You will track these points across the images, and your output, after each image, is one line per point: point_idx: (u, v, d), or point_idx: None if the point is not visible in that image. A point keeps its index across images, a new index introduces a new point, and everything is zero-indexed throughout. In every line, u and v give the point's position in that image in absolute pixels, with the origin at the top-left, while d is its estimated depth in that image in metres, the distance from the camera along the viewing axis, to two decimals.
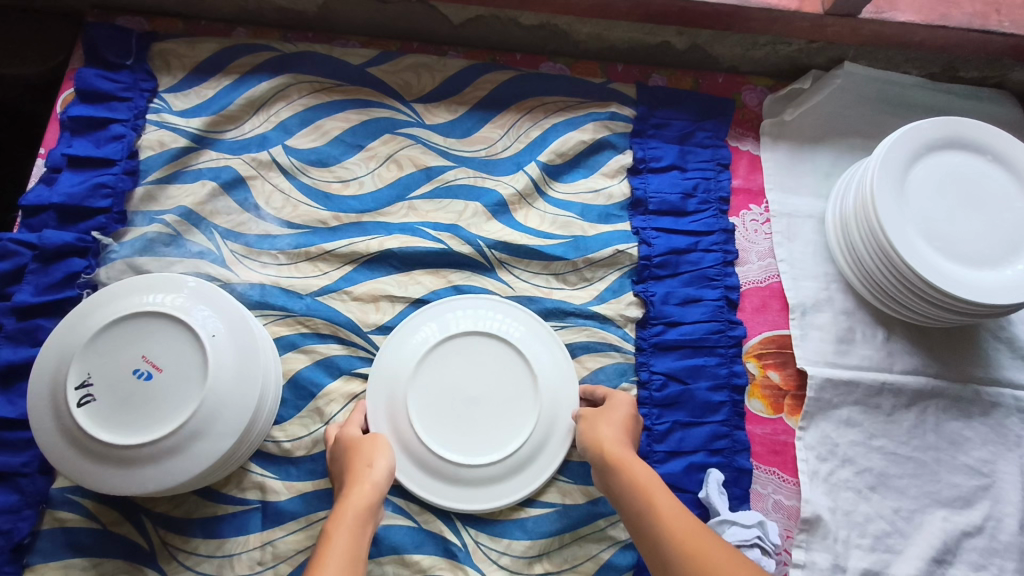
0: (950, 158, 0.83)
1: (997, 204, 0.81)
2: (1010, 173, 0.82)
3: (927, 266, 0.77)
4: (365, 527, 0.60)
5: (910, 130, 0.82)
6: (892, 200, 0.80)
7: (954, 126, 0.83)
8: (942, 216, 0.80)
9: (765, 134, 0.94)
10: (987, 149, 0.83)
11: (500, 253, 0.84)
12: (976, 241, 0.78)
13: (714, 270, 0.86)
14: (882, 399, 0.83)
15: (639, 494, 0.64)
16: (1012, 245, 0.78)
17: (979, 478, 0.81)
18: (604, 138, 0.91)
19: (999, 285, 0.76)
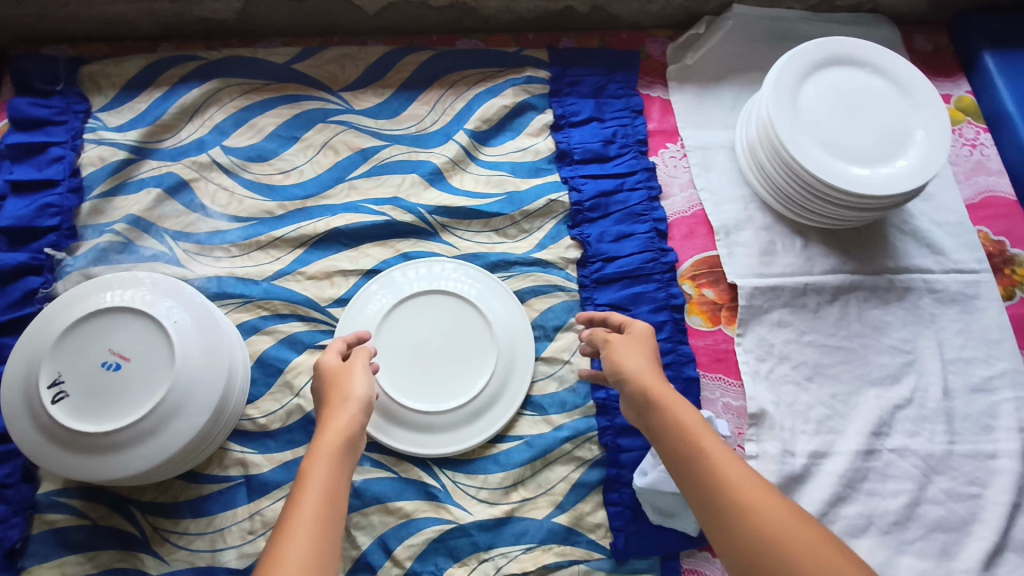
0: (835, 74, 0.90)
1: (880, 109, 0.88)
2: (890, 79, 0.89)
3: (827, 173, 0.83)
4: (344, 459, 0.58)
5: (795, 54, 0.89)
6: (789, 118, 0.86)
7: (835, 44, 0.90)
8: (835, 127, 0.86)
9: (672, 80, 1.00)
10: (866, 60, 0.90)
11: (440, 217, 0.88)
12: (865, 145, 0.86)
13: (641, 206, 0.91)
14: (807, 298, 0.89)
15: (683, 434, 0.61)
16: (899, 144, 0.86)
17: (903, 355, 0.88)
18: (525, 101, 0.95)
19: (891, 180, 0.83)
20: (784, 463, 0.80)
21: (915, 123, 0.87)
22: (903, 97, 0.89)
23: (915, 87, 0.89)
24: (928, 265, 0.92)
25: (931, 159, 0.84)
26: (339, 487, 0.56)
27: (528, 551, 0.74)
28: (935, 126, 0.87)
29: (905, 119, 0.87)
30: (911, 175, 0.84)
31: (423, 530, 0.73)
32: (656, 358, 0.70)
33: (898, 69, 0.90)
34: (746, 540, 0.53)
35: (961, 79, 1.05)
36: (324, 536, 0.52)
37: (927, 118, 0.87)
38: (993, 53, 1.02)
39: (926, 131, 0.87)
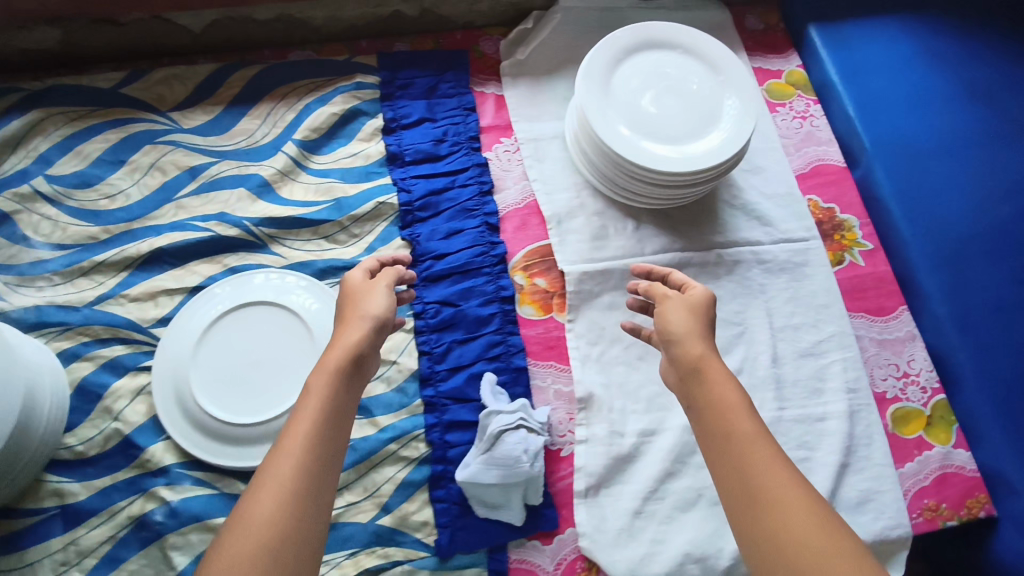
0: (648, 57, 0.92)
1: (691, 88, 0.90)
2: (700, 60, 0.92)
3: (638, 153, 0.85)
4: (349, 378, 0.64)
5: (607, 41, 0.90)
6: (601, 102, 0.87)
7: (647, 29, 0.92)
8: (647, 108, 0.88)
9: (506, 75, 1.01)
10: (677, 43, 0.93)
11: (268, 229, 0.89)
12: (676, 124, 0.88)
13: (472, 201, 0.92)
14: (638, 280, 0.91)
15: (721, 415, 0.63)
16: (708, 120, 0.88)
17: (734, 327, 0.90)
18: (355, 107, 0.96)
19: (700, 155, 0.85)
20: (612, 444, 0.81)
21: (725, 99, 0.89)
22: (714, 75, 0.91)
23: (725, 64, 0.91)
24: (756, 237, 0.95)
25: (738, 132, 0.86)
26: (342, 406, 0.62)
27: (350, 557, 0.74)
28: (744, 99, 0.88)
29: (715, 96, 0.90)
30: (719, 148, 0.85)
31: None
32: (710, 317, 0.72)
33: (708, 49, 0.92)
34: (762, 530, 0.56)
35: (792, 54, 1.08)
36: (318, 456, 0.58)
37: (736, 94, 0.89)
38: (816, 27, 1.05)
39: (736, 104, 0.89)
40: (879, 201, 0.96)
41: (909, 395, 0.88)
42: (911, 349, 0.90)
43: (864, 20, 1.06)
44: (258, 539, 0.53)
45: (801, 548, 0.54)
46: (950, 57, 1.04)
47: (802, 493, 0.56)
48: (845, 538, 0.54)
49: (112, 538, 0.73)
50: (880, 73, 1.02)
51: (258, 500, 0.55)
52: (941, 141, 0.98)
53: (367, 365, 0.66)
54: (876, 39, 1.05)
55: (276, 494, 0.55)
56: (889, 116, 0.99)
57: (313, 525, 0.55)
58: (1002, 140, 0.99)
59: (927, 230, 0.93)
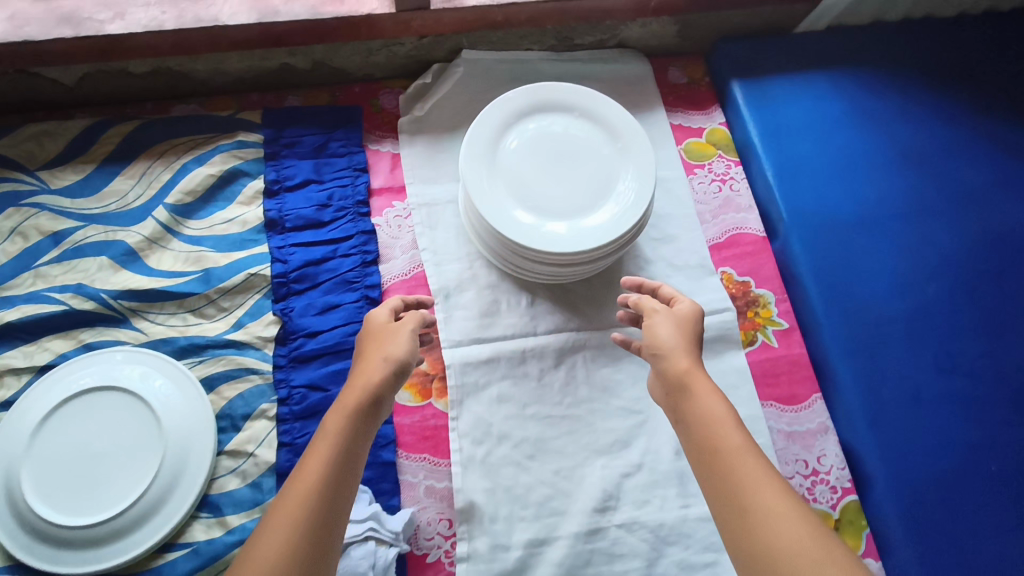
0: (541, 122, 0.86)
1: (585, 157, 0.84)
2: (598, 125, 0.86)
3: (519, 228, 0.78)
4: (363, 423, 0.63)
5: (497, 103, 0.84)
6: (484, 171, 0.81)
7: (541, 91, 0.86)
8: (534, 179, 0.82)
9: (403, 133, 0.94)
10: (575, 106, 0.87)
11: (129, 302, 0.83)
12: (565, 198, 0.82)
13: (353, 273, 0.86)
14: (528, 366, 0.84)
15: (708, 429, 0.62)
16: (599, 193, 0.82)
17: (633, 416, 0.83)
18: (236, 167, 0.90)
19: (587, 232, 0.79)
20: (496, 560, 0.74)
21: (620, 168, 0.83)
22: (611, 142, 0.85)
23: (624, 129, 0.85)
24: None
25: (630, 206, 0.79)
26: (354, 448, 0.62)
27: None
28: (640, 169, 0.82)
29: (610, 165, 0.83)
30: (607, 226, 0.79)
31: None
32: (694, 335, 0.72)
33: (607, 112, 0.86)
34: (753, 545, 0.55)
35: (715, 110, 1.01)
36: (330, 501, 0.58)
37: (632, 162, 0.83)
38: (739, 82, 0.98)
39: (631, 175, 0.82)
40: (795, 278, 0.89)
41: (817, 495, 0.80)
42: (823, 443, 0.83)
43: (790, 75, 0.99)
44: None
45: (790, 559, 0.53)
46: (882, 116, 0.97)
47: (783, 501, 0.56)
48: (824, 542, 0.54)
49: None
50: (803, 134, 0.95)
51: (265, 543, 0.55)
52: (864, 211, 0.91)
53: (383, 405, 0.66)
54: (802, 96, 0.98)
55: (281, 538, 0.55)
56: (810, 183, 0.92)
57: (319, 570, 0.55)
58: (934, 209, 0.91)
59: (842, 312, 0.86)
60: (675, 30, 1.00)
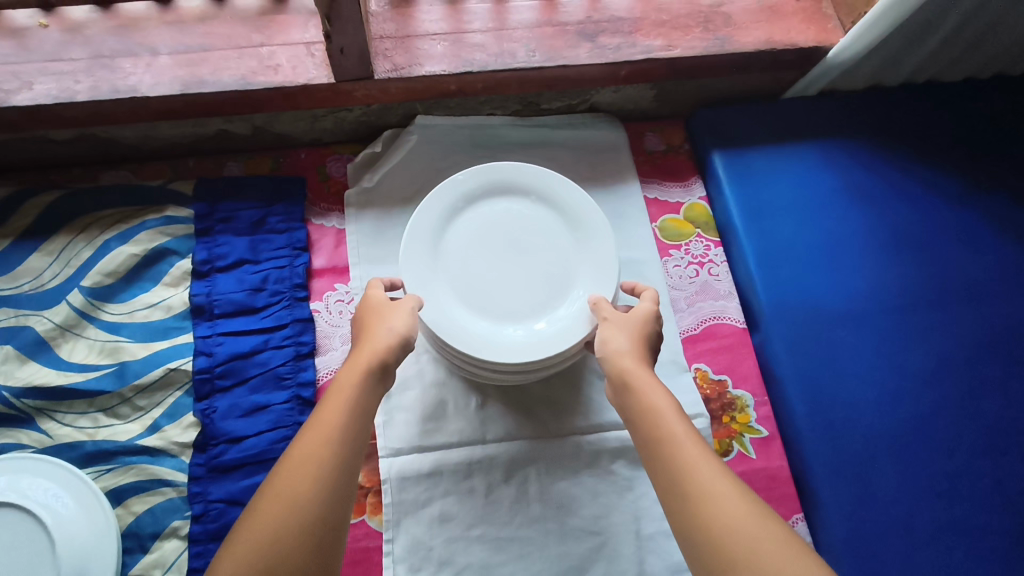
0: (494, 208, 0.78)
1: (540, 249, 0.76)
2: (557, 212, 0.78)
3: (462, 333, 0.70)
4: (368, 393, 0.59)
5: (444, 186, 0.77)
6: (426, 265, 0.73)
7: (495, 173, 0.79)
8: (482, 276, 0.75)
9: (349, 206, 0.87)
10: (533, 190, 0.79)
11: (34, 400, 0.75)
12: (515, 298, 0.74)
13: (285, 368, 0.78)
14: (474, 480, 0.75)
15: (652, 418, 0.57)
16: (554, 294, 0.74)
17: (592, 538, 0.74)
18: (162, 245, 0.82)
19: (537, 341, 0.71)
20: None
21: (579, 266, 0.75)
22: (570, 233, 0.77)
23: (586, 219, 0.77)
24: None
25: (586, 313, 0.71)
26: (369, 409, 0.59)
27: None
28: (600, 270, 0.74)
29: (568, 262, 0.76)
30: (559, 334, 0.70)
31: None
32: (650, 337, 0.66)
33: (568, 198, 0.78)
34: (697, 538, 0.49)
35: (695, 182, 0.92)
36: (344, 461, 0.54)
37: (592, 260, 0.75)
38: (720, 153, 0.90)
39: (589, 275, 0.74)
40: (777, 380, 0.80)
41: None
42: None
43: (776, 147, 0.90)
44: (271, 546, 0.49)
45: (737, 548, 0.47)
46: (877, 195, 0.88)
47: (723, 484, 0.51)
48: (765, 523, 0.49)
49: None
50: (787, 214, 0.86)
51: (273, 501, 0.51)
52: (854, 306, 0.82)
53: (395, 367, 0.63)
54: (789, 171, 0.89)
55: (282, 512, 0.50)
56: (793, 273, 0.84)
57: (331, 546, 0.51)
58: (930, 304, 0.83)
59: (827, 424, 0.77)
60: (652, 94, 0.92)
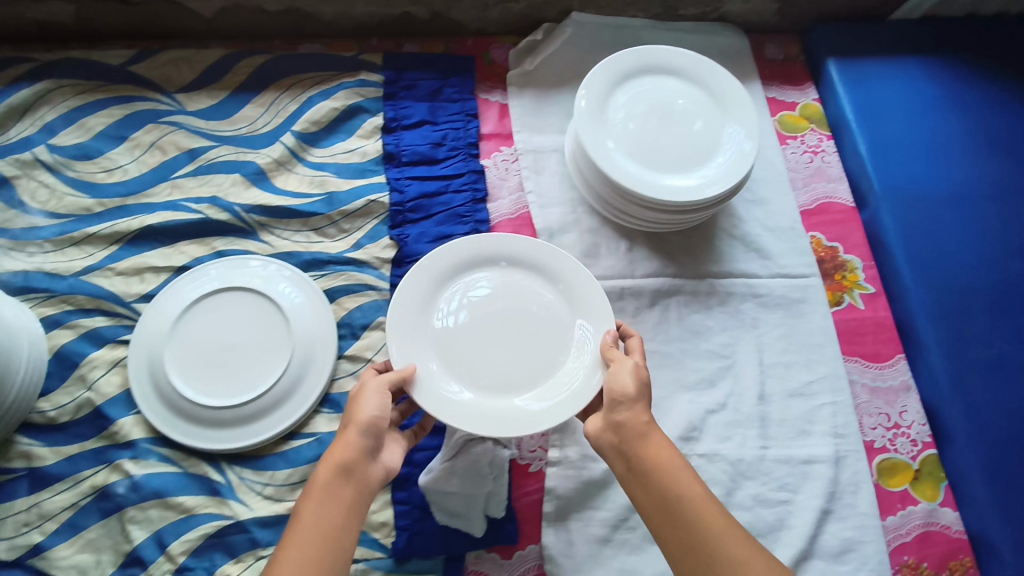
0: (466, 280, 0.81)
1: (526, 312, 0.79)
2: (533, 269, 0.82)
3: (483, 417, 0.71)
4: (338, 491, 0.62)
5: (418, 267, 0.78)
6: (417, 361, 0.74)
7: (456, 248, 0.81)
8: (478, 355, 0.77)
9: (511, 84, 1.00)
10: (500, 252, 0.82)
11: (258, 216, 0.89)
12: (679, 177, 0.86)
13: (464, 207, 0.92)
14: (625, 303, 0.90)
15: (668, 483, 0.61)
16: (551, 354, 0.77)
17: (721, 359, 0.89)
18: (357, 103, 0.96)
19: (563, 402, 0.72)
20: (583, 468, 0.82)
21: (567, 316, 0.79)
22: (550, 287, 0.81)
23: (563, 269, 0.81)
24: (754, 269, 0.93)
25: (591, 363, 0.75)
26: (347, 512, 0.62)
27: None
28: (589, 315, 0.78)
29: (557, 315, 0.79)
30: (574, 392, 0.72)
31: (201, 525, 0.75)
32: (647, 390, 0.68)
33: (542, 256, 0.82)
34: None
35: (809, 87, 1.06)
36: (325, 554, 0.59)
37: (579, 309, 0.79)
38: (834, 60, 1.04)
39: (738, 158, 0.86)
40: (884, 246, 0.94)
41: (898, 446, 0.87)
42: (905, 400, 0.89)
43: (885, 59, 1.04)
44: None
45: None
46: (970, 102, 1.01)
47: (750, 552, 0.57)
48: None
49: (74, 505, 0.75)
50: (897, 114, 1.00)
51: None
52: (951, 189, 0.95)
53: (370, 470, 0.65)
54: (893, 82, 1.02)
55: None
56: (901, 161, 0.97)
57: None
58: (1019, 191, 0.95)
59: (927, 280, 0.91)
60: (774, 8, 1.06)
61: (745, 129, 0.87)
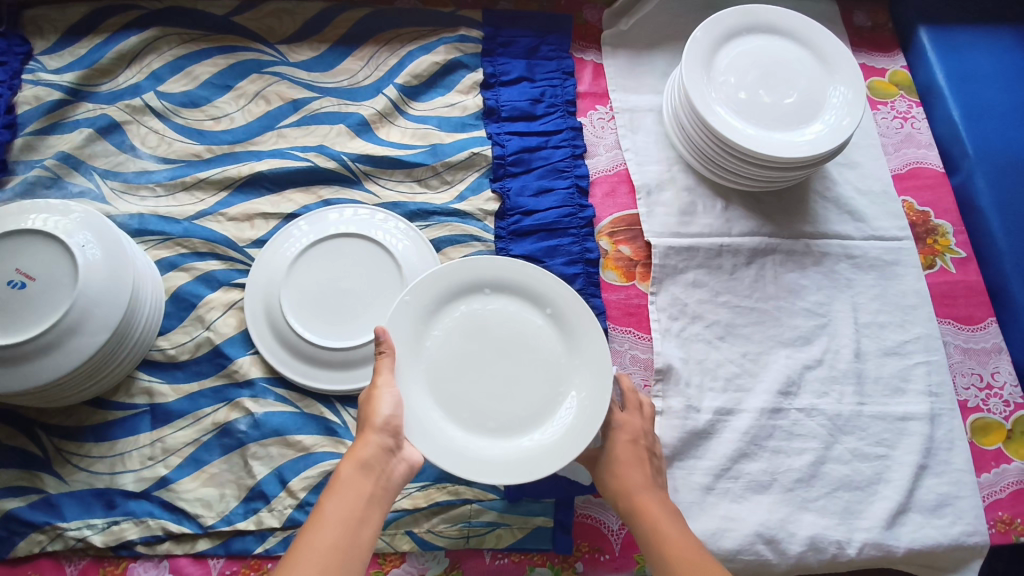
0: (455, 311, 0.78)
1: (520, 338, 0.77)
2: (518, 293, 0.79)
3: (493, 466, 0.70)
4: (363, 478, 0.63)
5: (400, 310, 0.74)
6: (416, 410, 0.72)
7: (435, 281, 0.77)
8: (477, 393, 0.75)
9: (606, 44, 1.01)
10: (481, 279, 0.79)
11: (364, 166, 0.90)
12: (785, 133, 0.87)
13: (564, 162, 0.92)
14: (723, 260, 0.91)
15: (634, 502, 0.68)
16: (554, 385, 0.75)
17: (817, 317, 0.90)
18: (457, 58, 0.97)
19: (576, 433, 0.72)
20: (688, 419, 0.83)
21: (560, 341, 0.77)
22: (537, 310, 0.79)
23: (551, 291, 0.78)
24: (848, 231, 0.94)
25: (595, 393, 0.73)
26: (368, 504, 0.62)
27: (421, 489, 0.77)
28: (581, 340, 0.76)
29: (551, 340, 0.78)
30: (582, 425, 0.72)
31: (321, 463, 0.76)
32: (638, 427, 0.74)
33: (526, 279, 0.78)
34: None
35: (898, 54, 1.08)
36: (348, 541, 0.58)
37: (572, 333, 0.77)
38: (926, 28, 1.05)
39: (843, 111, 0.88)
40: (977, 211, 0.95)
41: (991, 406, 0.88)
42: (996, 361, 0.90)
43: (975, 29, 1.06)
44: None
45: None
46: None
47: None
48: None
49: (197, 440, 0.77)
50: (989, 81, 1.01)
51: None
52: None
53: (391, 467, 0.65)
54: (983, 53, 1.04)
55: None
56: (993, 127, 0.98)
57: None
58: None
59: (1022, 245, 0.92)
60: None
61: (845, 84, 0.90)
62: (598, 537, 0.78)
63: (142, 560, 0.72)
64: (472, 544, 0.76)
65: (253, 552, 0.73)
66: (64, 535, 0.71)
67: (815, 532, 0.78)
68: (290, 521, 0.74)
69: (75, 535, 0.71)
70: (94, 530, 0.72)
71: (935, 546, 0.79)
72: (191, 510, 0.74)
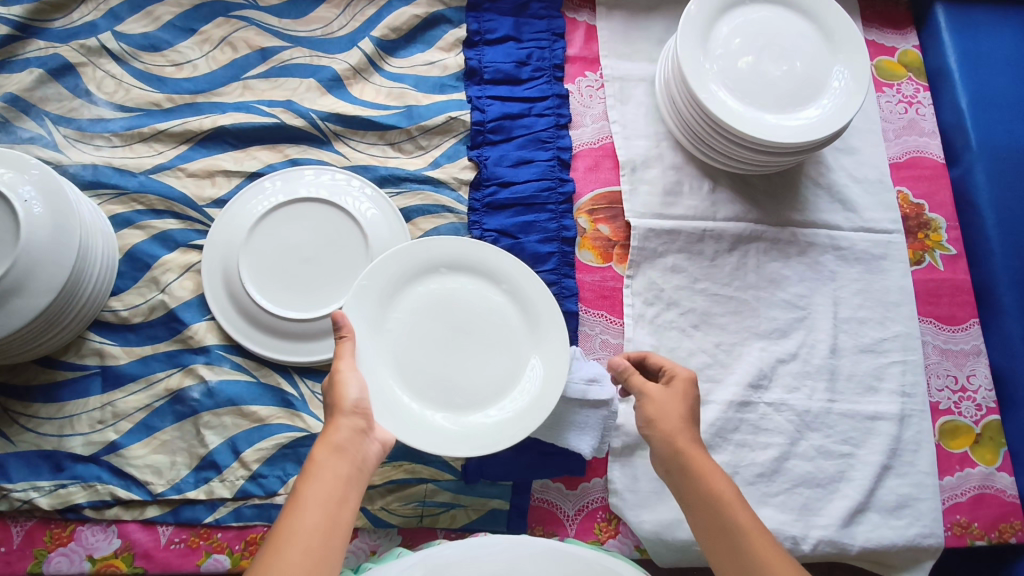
0: (416, 291, 0.76)
1: (479, 316, 0.76)
2: (475, 271, 0.77)
3: (462, 439, 0.70)
4: (340, 459, 0.57)
5: (361, 288, 0.72)
6: (382, 391, 0.71)
7: (393, 261, 0.74)
8: (443, 372, 0.74)
9: (600, 5, 0.95)
10: (439, 258, 0.76)
11: (334, 125, 0.85)
12: (781, 115, 0.83)
13: (547, 132, 0.88)
14: (704, 245, 0.87)
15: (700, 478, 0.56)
16: (513, 359, 0.74)
17: (796, 310, 0.87)
18: (439, 13, 0.91)
19: (538, 405, 0.71)
20: None
21: (520, 316, 0.75)
22: (496, 286, 0.77)
23: (508, 268, 0.76)
24: (837, 221, 0.90)
25: (554, 362, 0.73)
26: (347, 484, 0.55)
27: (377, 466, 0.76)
28: (540, 312, 0.75)
29: (510, 315, 0.76)
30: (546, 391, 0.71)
31: (275, 435, 0.75)
32: (693, 408, 0.62)
33: (482, 257, 0.76)
34: None
35: (910, 33, 1.01)
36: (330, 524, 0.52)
37: (530, 306, 0.75)
38: (943, 7, 0.99)
39: (845, 95, 0.83)
40: (972, 206, 0.92)
41: (962, 410, 0.87)
42: (973, 364, 0.88)
43: (993, 12, 1.00)
44: None
45: None
46: None
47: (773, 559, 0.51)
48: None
49: (148, 407, 0.75)
50: (1002, 69, 0.96)
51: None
52: None
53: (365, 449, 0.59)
54: (1000, 38, 0.98)
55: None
56: (1000, 118, 0.94)
57: None
58: None
59: (1015, 245, 0.89)
60: None
61: (852, 65, 0.84)
62: (553, 521, 0.77)
63: (90, 524, 0.72)
64: (426, 523, 0.76)
65: (202, 521, 0.72)
66: (9, 496, 0.70)
67: (772, 527, 0.78)
68: (241, 492, 0.73)
69: (21, 496, 0.70)
70: (40, 492, 0.71)
71: (890, 547, 0.79)
72: (140, 477, 0.72)
